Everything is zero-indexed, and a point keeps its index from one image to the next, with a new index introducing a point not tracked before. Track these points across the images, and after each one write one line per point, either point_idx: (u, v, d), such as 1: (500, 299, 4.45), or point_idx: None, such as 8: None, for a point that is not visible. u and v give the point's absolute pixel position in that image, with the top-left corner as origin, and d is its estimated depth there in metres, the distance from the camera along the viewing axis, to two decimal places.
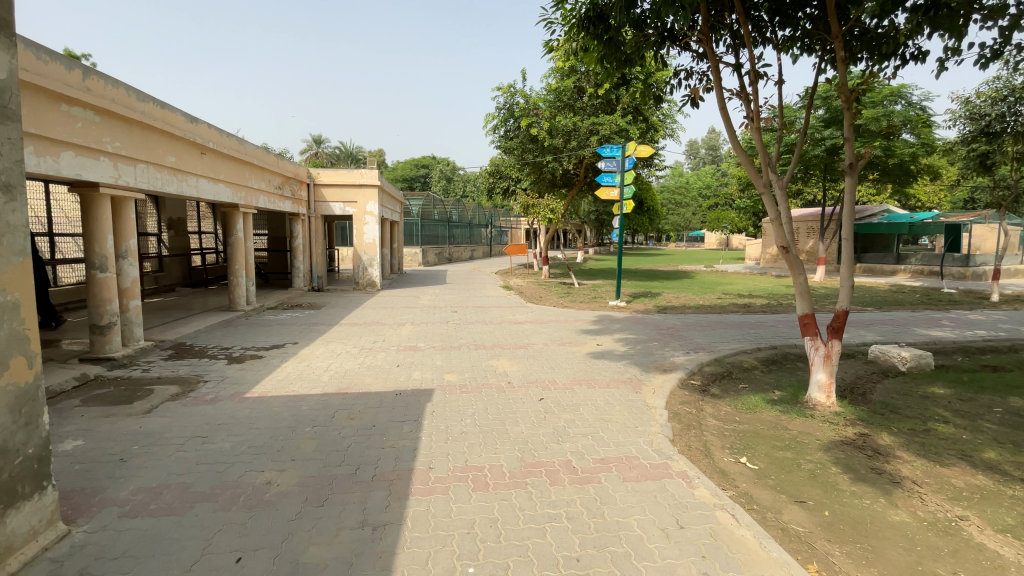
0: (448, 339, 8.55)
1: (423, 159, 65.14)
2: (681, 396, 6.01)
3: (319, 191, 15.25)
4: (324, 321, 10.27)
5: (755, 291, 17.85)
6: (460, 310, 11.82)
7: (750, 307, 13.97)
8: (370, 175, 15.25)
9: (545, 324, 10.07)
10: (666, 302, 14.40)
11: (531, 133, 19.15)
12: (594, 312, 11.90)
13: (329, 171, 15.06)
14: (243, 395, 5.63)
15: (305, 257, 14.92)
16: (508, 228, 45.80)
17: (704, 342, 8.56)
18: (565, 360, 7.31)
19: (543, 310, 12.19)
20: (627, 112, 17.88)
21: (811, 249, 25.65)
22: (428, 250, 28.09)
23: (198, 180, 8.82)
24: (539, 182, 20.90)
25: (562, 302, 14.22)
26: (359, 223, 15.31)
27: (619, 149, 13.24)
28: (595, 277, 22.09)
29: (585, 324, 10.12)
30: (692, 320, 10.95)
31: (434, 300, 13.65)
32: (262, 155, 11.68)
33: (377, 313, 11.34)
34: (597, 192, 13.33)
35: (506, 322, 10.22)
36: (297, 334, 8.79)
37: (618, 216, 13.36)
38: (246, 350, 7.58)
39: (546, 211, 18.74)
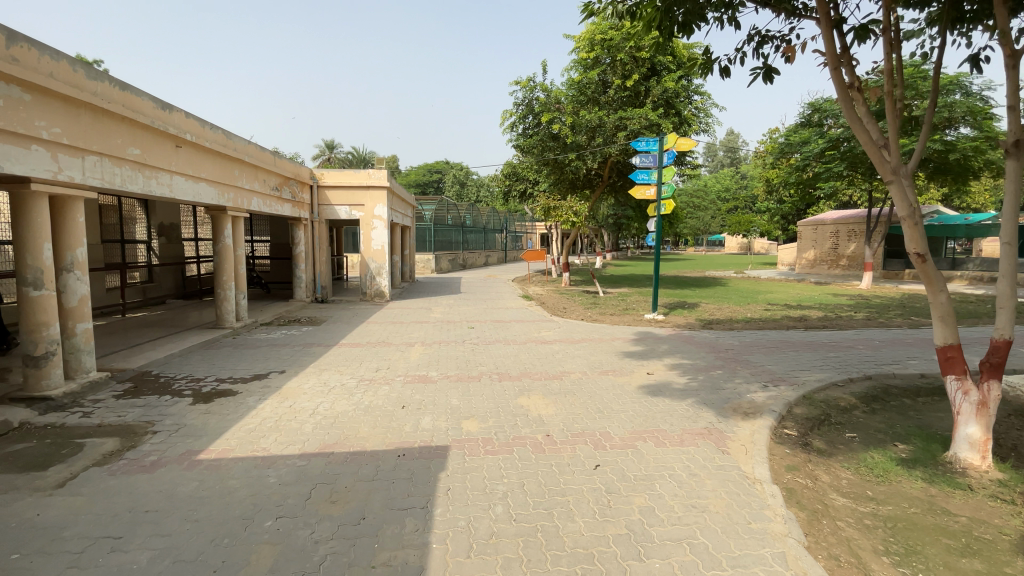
0: (464, 365, 7.06)
1: (437, 164, 64.17)
2: (783, 460, 4.43)
3: (323, 193, 13.88)
4: (324, 341, 8.84)
5: (803, 301, 16.10)
6: (477, 325, 10.33)
7: (806, 321, 12.26)
8: (379, 177, 13.91)
9: (578, 344, 8.52)
10: (708, 314, 12.75)
11: (552, 129, 17.61)
12: (631, 327, 10.32)
13: (335, 171, 13.77)
14: (197, 456, 4.22)
15: (309, 264, 13.55)
16: (523, 233, 44.37)
17: (781, 371, 6.94)
18: (614, 398, 5.77)
19: (571, 326, 10.65)
20: (658, 105, 16.28)
21: (853, 254, 23.85)
22: (441, 257, 26.74)
23: (173, 178, 7.50)
24: (559, 183, 19.31)
25: (591, 314, 12.67)
26: (366, 228, 13.93)
27: (657, 141, 11.66)
28: (620, 285, 20.54)
29: (626, 344, 8.56)
30: (750, 339, 9.30)
31: (448, 313, 12.19)
32: (258, 152, 10.36)
33: (383, 330, 9.89)
34: (631, 191, 11.72)
35: (532, 342, 8.70)
36: (288, 359, 7.40)
37: (655, 217, 11.74)
38: (220, 384, 6.18)
39: (569, 214, 17.08)
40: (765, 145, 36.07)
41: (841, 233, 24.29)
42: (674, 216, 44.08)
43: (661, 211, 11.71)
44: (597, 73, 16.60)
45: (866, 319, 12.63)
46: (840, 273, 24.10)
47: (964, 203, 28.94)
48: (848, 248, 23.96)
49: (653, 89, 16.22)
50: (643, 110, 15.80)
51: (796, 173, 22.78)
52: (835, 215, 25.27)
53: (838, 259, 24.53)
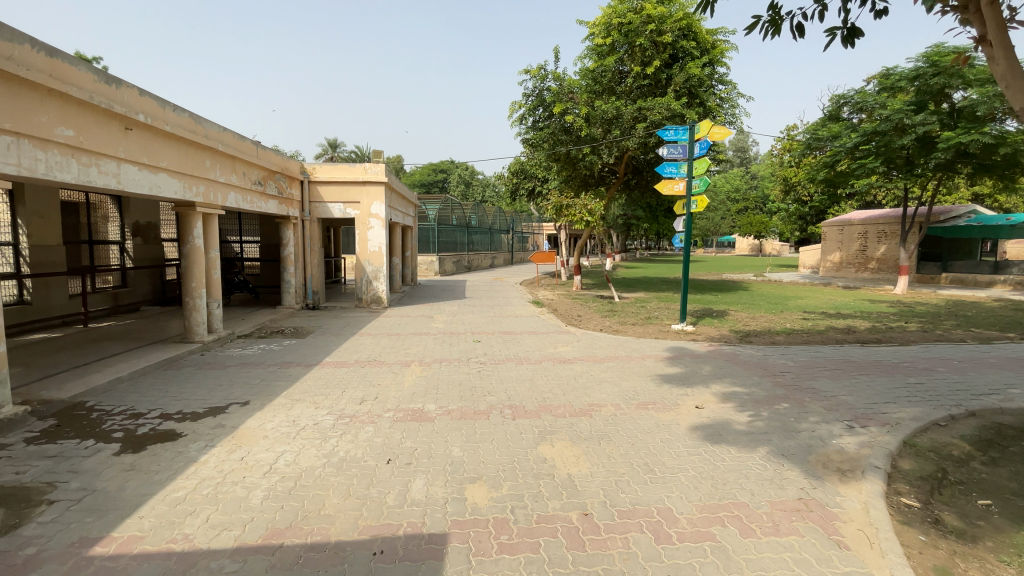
0: (469, 394, 5.74)
1: (442, 164, 63.06)
2: (922, 559, 3.11)
3: (315, 189, 12.59)
4: (305, 359, 7.55)
5: (840, 308, 14.69)
6: (483, 338, 9.03)
7: (855, 333, 10.85)
8: (377, 171, 12.64)
9: (603, 364, 7.19)
10: (742, 325, 11.37)
11: (564, 122, 16.12)
12: (661, 342, 8.99)
13: (327, 165, 12.51)
14: (93, 550, 2.97)
15: (299, 267, 12.30)
16: (530, 234, 43.04)
17: (862, 407, 5.61)
18: (664, 445, 4.46)
19: (591, 339, 9.33)
20: (681, 94, 14.84)
21: (883, 257, 22.44)
22: (445, 258, 25.50)
23: (121, 166, 6.27)
24: (571, 180, 17.88)
25: (611, 324, 11.33)
26: (362, 227, 12.64)
27: (687, 129, 10.31)
28: (635, 289, 19.25)
29: (660, 364, 7.23)
30: (804, 358, 7.93)
31: (450, 322, 10.89)
32: (236, 141, 9.15)
33: (376, 343, 8.62)
34: (658, 185, 10.36)
35: (549, 361, 7.39)
36: (256, 385, 6.13)
37: (685, 215, 10.35)
38: (160, 424, 4.90)
39: (582, 212, 15.55)
40: (782, 143, 34.58)
41: (870, 234, 22.80)
42: None
43: (692, 208, 10.31)
44: (614, 61, 15.30)
45: (922, 330, 11.19)
46: (870, 277, 22.60)
47: (996, 203, 27.36)
48: (878, 250, 22.51)
49: (675, 77, 14.78)
50: (663, 99, 14.44)
51: (824, 170, 21.25)
52: (863, 215, 23.79)
53: (867, 261, 23.04)
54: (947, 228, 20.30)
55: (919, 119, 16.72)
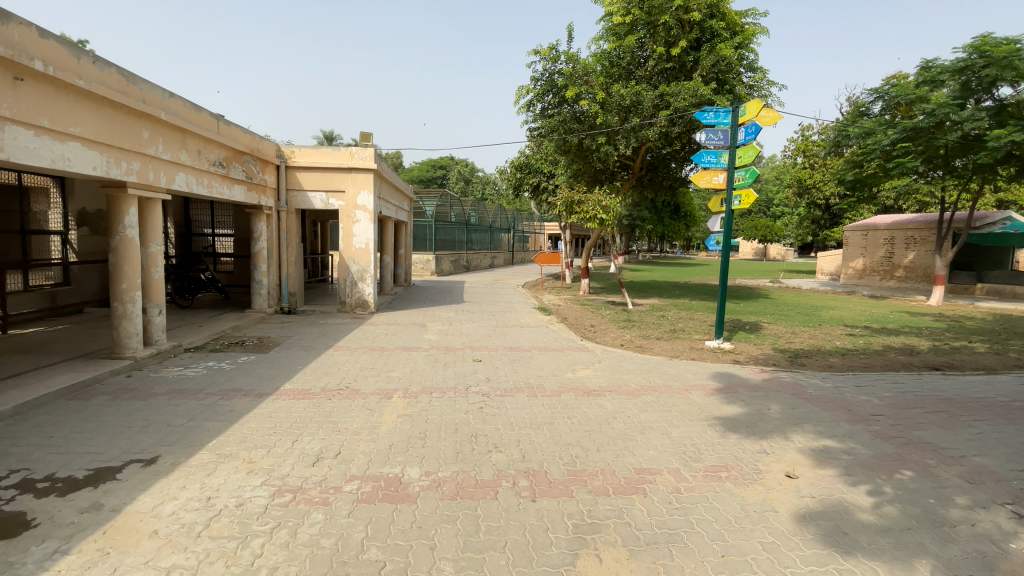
0: (467, 450, 4.12)
1: (441, 160, 61.24)
2: None
3: (293, 175, 10.91)
4: (259, 383, 5.91)
5: (881, 321, 13.14)
6: (484, 355, 7.41)
7: (919, 355, 9.26)
8: (365, 157, 10.93)
9: (641, 398, 5.61)
10: (784, 342, 9.78)
11: (577, 108, 14.40)
12: (701, 365, 7.40)
13: (308, 149, 10.86)
14: None
15: (273, 265, 10.64)
16: (531, 233, 41.34)
17: (1018, 480, 4.03)
18: (771, 557, 2.90)
19: (616, 358, 7.74)
20: (709, 79, 13.20)
21: (911, 264, 20.93)
22: (441, 257, 23.84)
23: (6, 128, 4.71)
24: (581, 174, 16.23)
25: (633, 337, 9.73)
26: (346, 220, 10.94)
27: (729, 112, 8.78)
28: (648, 295, 17.69)
29: (714, 401, 5.65)
30: (888, 392, 6.33)
31: (445, 333, 9.28)
32: (189, 112, 7.54)
33: (353, 361, 6.98)
34: (694, 175, 8.77)
35: (570, 392, 5.78)
36: (178, 429, 4.54)
37: (726, 213, 8.73)
38: (9, 501, 3.32)
39: (595, 208, 13.77)
40: (797, 144, 33.07)
41: (897, 240, 21.31)
42: (692, 218, 41.03)
43: (735, 205, 8.70)
44: (633, 41, 13.71)
45: (993, 352, 9.63)
46: (896, 286, 21.10)
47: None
48: (905, 257, 21.01)
49: (703, 60, 13.15)
50: (689, 84, 12.82)
51: (853, 170, 19.65)
52: (888, 220, 22.33)
53: (893, 269, 21.53)
54: (984, 236, 18.87)
55: (969, 114, 15.02)
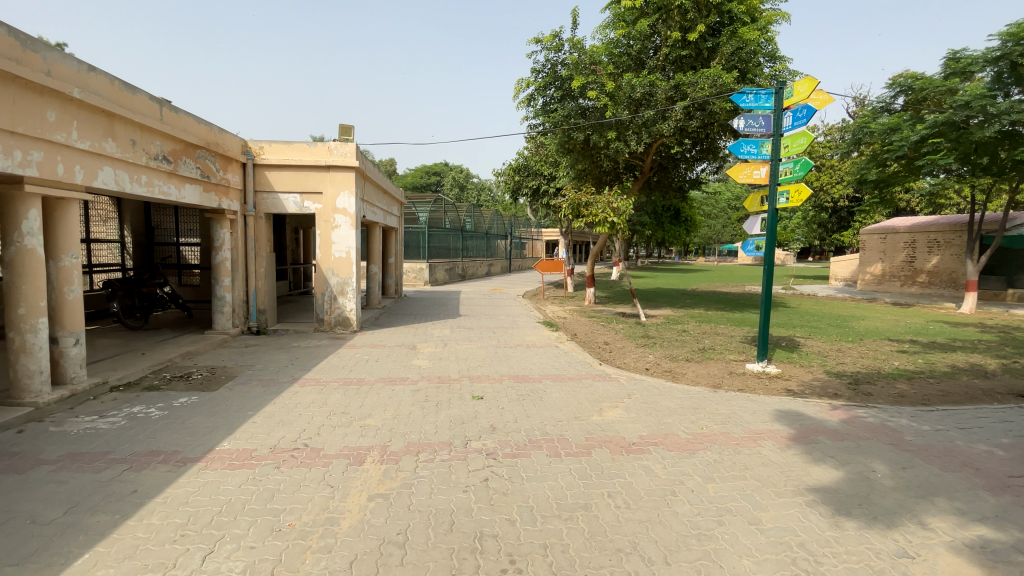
0: (469, 572, 2.67)
1: (435, 166, 59.92)
2: None
3: (262, 174, 9.47)
4: (189, 441, 4.44)
5: (924, 333, 11.85)
6: (486, 389, 5.97)
7: (995, 377, 7.90)
8: (345, 153, 9.48)
9: (700, 459, 4.20)
10: (834, 363, 8.38)
11: (583, 102, 13.00)
12: (754, 401, 6.01)
13: (279, 144, 9.44)
14: None
15: (239, 279, 9.18)
16: (528, 240, 39.95)
17: None
18: None
19: (648, 389, 6.35)
20: (730, 67, 11.90)
21: (935, 269, 19.71)
22: (435, 266, 22.43)
23: None
24: (586, 175, 14.88)
25: (658, 359, 8.33)
26: (324, 226, 9.49)
27: (772, 94, 7.49)
28: (659, 305, 16.36)
29: (797, 461, 4.25)
30: (1006, 438, 4.95)
31: (438, 357, 7.82)
32: (116, 91, 6.14)
33: (320, 401, 5.52)
34: (732, 167, 7.48)
35: (604, 447, 4.37)
36: (42, 534, 3.07)
37: (770, 212, 7.41)
38: None
39: (605, 211, 12.23)
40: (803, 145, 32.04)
41: (918, 243, 20.11)
42: (693, 223, 39.82)
43: (781, 204, 7.35)
44: (645, 27, 12.41)
45: None
46: (919, 292, 19.88)
47: None
48: (928, 261, 19.84)
49: (722, 46, 11.87)
50: (708, 71, 11.51)
51: (875, 169, 18.40)
52: (908, 222, 21.15)
53: (915, 274, 20.31)
54: (1016, 236, 17.67)
55: (1007, 106, 13.82)
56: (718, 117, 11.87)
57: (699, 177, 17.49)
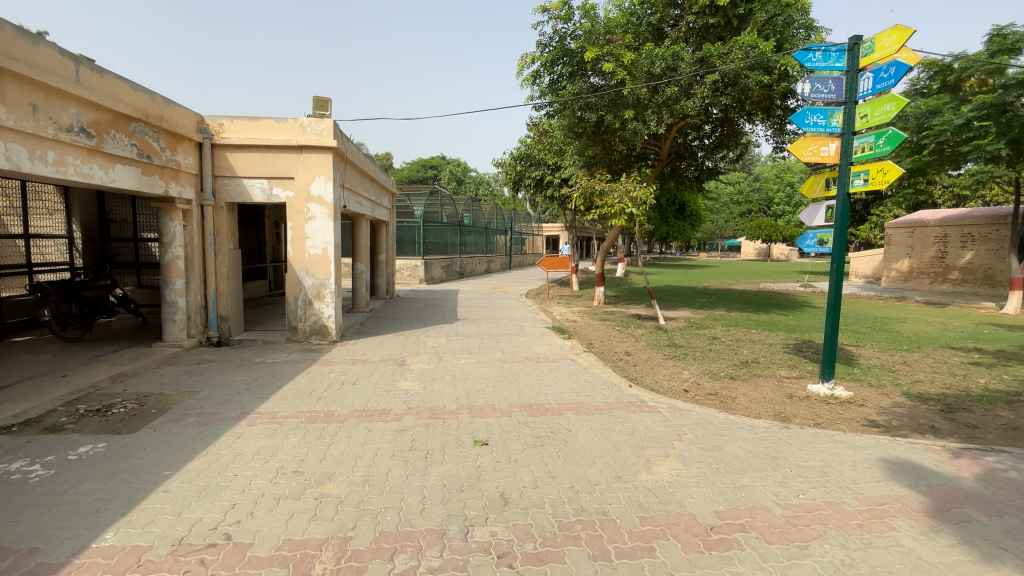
0: None
1: (433, 160, 58.22)
2: None
3: (221, 157, 7.97)
4: (53, 535, 2.98)
5: (983, 339, 10.48)
6: (492, 430, 4.53)
7: None
8: (321, 130, 7.93)
9: (821, 562, 2.79)
10: (910, 383, 6.97)
11: (597, 77, 11.50)
12: (845, 444, 4.59)
13: (242, 121, 7.93)
14: None
15: (194, 281, 7.73)
16: (529, 235, 38.40)
17: None
18: None
19: (701, 423, 4.92)
20: (764, 36, 10.50)
21: (969, 265, 18.32)
22: (431, 263, 20.94)
23: None
24: (597, 163, 13.43)
25: (697, 377, 6.92)
26: (296, 217, 8.01)
27: (845, 52, 6.09)
28: (676, 306, 14.96)
29: (964, 564, 2.84)
30: None
31: (429, 377, 6.37)
32: (5, 38, 4.68)
33: (267, 452, 4.07)
34: (795, 141, 6.08)
35: (671, 540, 2.94)
36: None
37: (840, 198, 6.04)
38: None
39: (622, 200, 10.62)
40: None
41: (950, 238, 18.77)
42: (698, 217, 38.41)
43: (856, 187, 5.98)
44: None
45: None
46: (951, 290, 18.50)
47: None
48: (961, 257, 18.46)
49: (756, 12, 10.44)
50: (741, 40, 10.11)
51: (907, 157, 17.01)
52: (938, 216, 19.81)
53: (947, 271, 18.94)
54: None
55: None
56: (751, 93, 10.46)
57: (717, 165, 16.01)
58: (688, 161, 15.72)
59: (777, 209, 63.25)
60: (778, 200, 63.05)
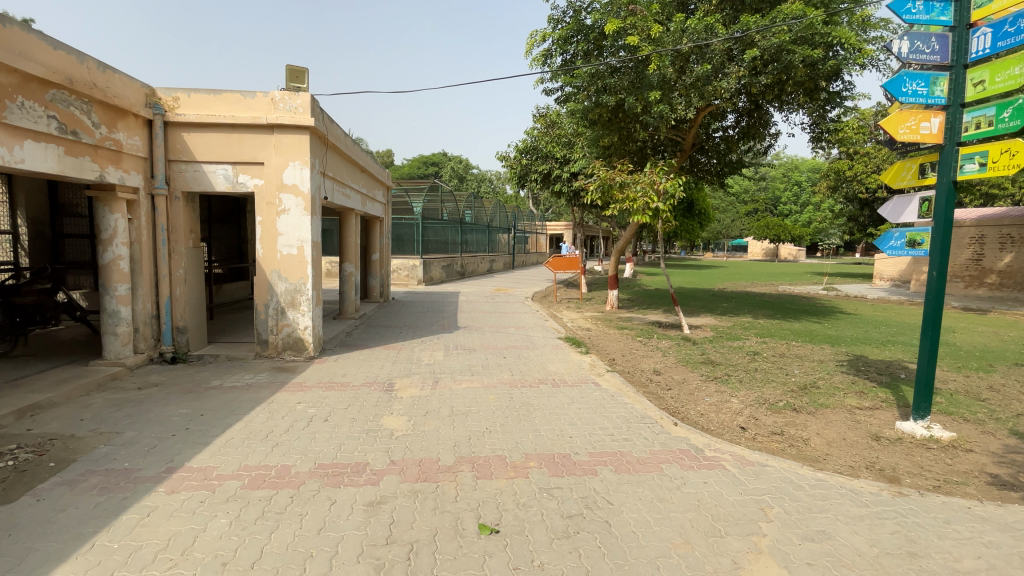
0: None
1: (433, 156, 56.84)
2: None
3: (177, 138, 6.70)
4: None
5: None
6: (505, 504, 3.25)
7: None
8: (296, 106, 6.65)
9: None
10: (1014, 416, 5.67)
11: (617, 55, 10.22)
12: (993, 524, 3.31)
13: (202, 95, 6.67)
14: None
15: (143, 285, 6.47)
16: (533, 234, 37.05)
17: None
18: None
19: (787, 490, 3.64)
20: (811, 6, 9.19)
21: (1008, 269, 16.98)
22: (430, 263, 19.64)
23: None
24: (613, 154, 12.12)
25: (752, 409, 5.63)
26: (265, 210, 6.72)
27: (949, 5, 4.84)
28: (698, 312, 13.65)
29: None
30: None
31: (421, 409, 5.07)
32: None
33: (176, 549, 2.79)
34: (887, 114, 4.88)
35: None
36: None
37: (943, 186, 4.82)
38: None
39: (646, 193, 9.29)
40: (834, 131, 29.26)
41: (987, 239, 17.42)
42: (707, 216, 37.04)
43: (965, 173, 4.72)
44: None
45: None
46: (987, 295, 17.17)
47: None
48: (1000, 260, 17.11)
49: None
50: (786, 10, 8.80)
51: None
52: (971, 215, 18.46)
53: (983, 274, 17.59)
54: None
55: None
56: (796, 71, 9.15)
57: (742, 158, 14.66)
58: (711, 154, 14.42)
59: (785, 208, 61.87)
60: (786, 199, 61.73)
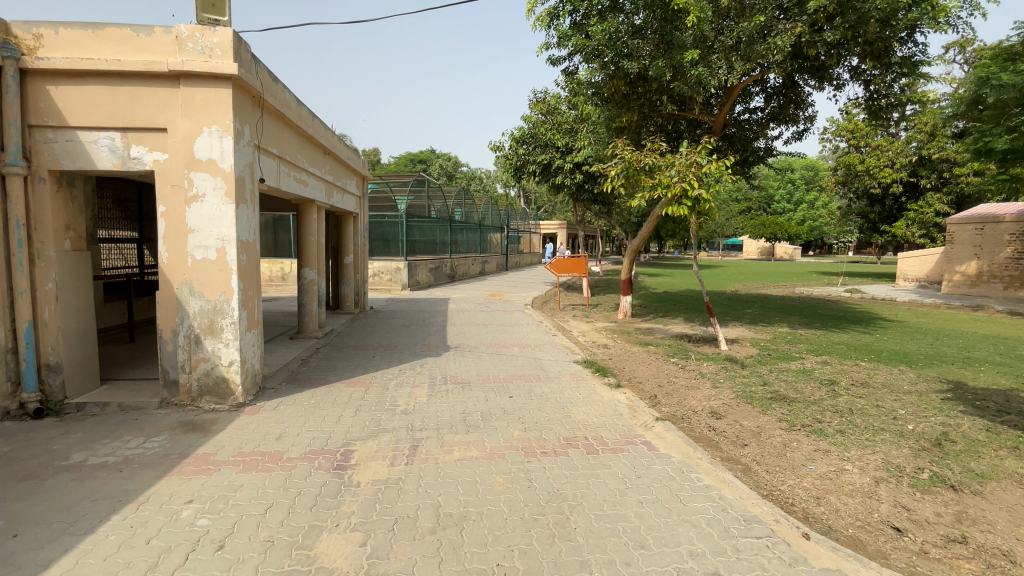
0: None
1: (422, 154, 54.58)
2: None
3: (39, 92, 4.63)
4: None
5: None
6: None
7: None
8: (212, 48, 4.66)
9: None
10: None
11: (639, 13, 8.40)
12: None
13: (77, 32, 4.64)
14: None
15: None
16: (526, 233, 35.16)
17: None
18: None
19: None
20: None
21: None
22: (416, 265, 17.60)
23: None
24: (630, 137, 10.22)
25: (890, 491, 3.75)
26: (169, 196, 4.71)
27: None
28: (726, 321, 11.82)
29: None
30: None
31: (387, 512, 3.09)
32: None
33: None
34: None
35: None
36: None
37: None
38: None
39: (681, 179, 7.38)
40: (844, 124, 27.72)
41: None
42: None
43: None
44: None
45: None
46: None
47: None
48: None
49: None
50: None
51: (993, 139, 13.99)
52: (1010, 210, 16.92)
53: None
54: None
55: None
56: (868, 27, 7.30)
57: (769, 145, 12.86)
58: (734, 140, 12.59)
59: (780, 207, 60.79)
60: (782, 197, 60.55)
